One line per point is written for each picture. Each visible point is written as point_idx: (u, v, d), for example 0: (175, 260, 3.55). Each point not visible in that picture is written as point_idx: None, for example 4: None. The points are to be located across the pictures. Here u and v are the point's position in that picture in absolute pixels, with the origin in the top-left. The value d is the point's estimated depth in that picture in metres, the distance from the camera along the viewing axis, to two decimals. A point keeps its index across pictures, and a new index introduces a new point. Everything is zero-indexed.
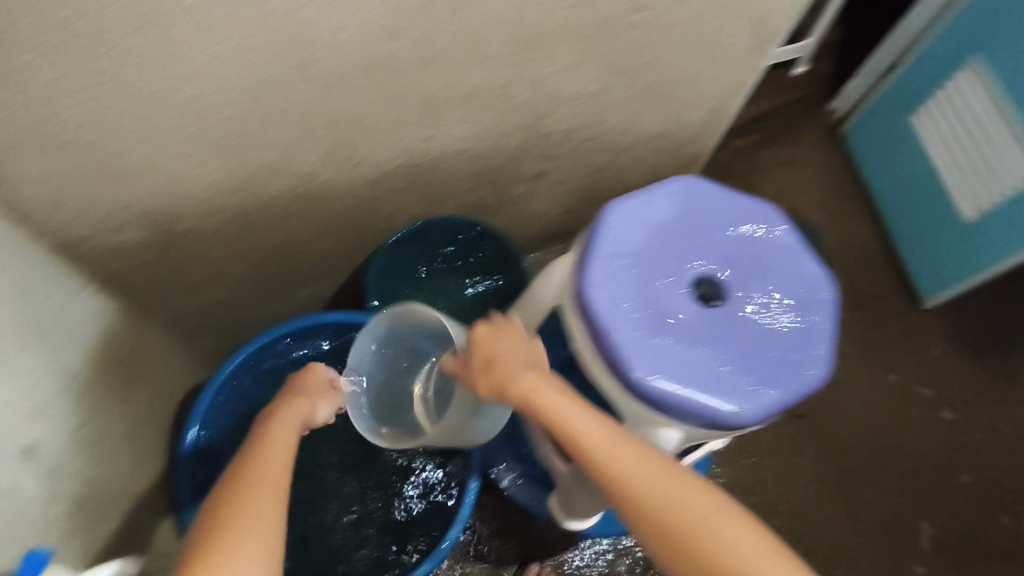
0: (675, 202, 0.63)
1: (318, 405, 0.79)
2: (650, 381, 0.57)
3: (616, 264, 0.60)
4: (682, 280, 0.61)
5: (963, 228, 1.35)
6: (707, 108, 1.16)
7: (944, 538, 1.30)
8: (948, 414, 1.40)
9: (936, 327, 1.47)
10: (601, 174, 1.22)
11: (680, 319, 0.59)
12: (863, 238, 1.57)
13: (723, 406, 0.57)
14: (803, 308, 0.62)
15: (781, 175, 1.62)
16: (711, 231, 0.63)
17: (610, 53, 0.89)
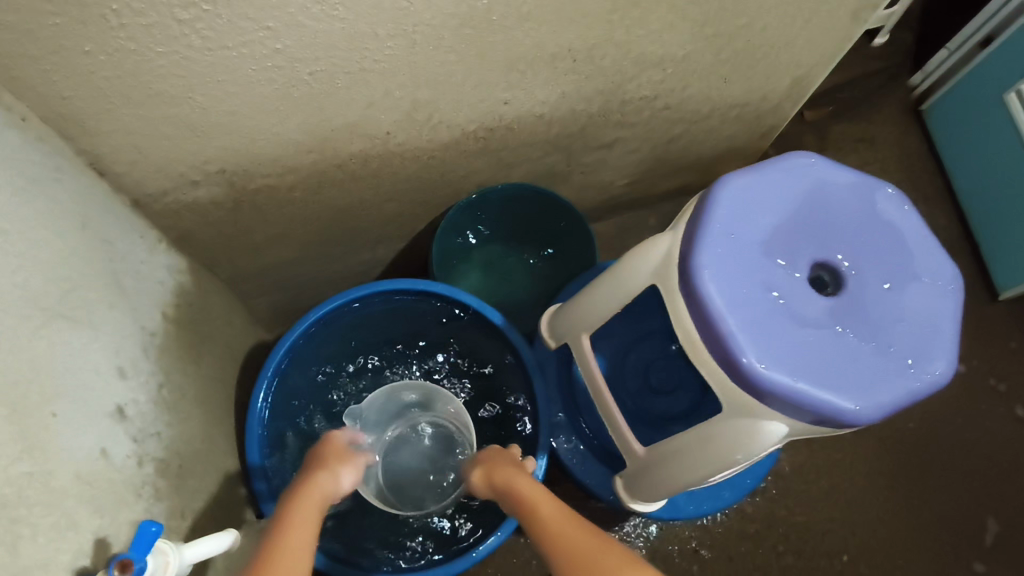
0: (792, 180, 0.59)
1: (343, 472, 0.77)
2: (762, 370, 0.52)
3: (728, 242, 0.56)
4: (799, 265, 0.56)
5: None
6: (794, 77, 1.09)
7: (1008, 537, 1.26)
8: (1021, 411, 1.34)
9: (1012, 320, 1.40)
10: (674, 144, 1.16)
11: (795, 306, 0.55)
12: (939, 222, 1.48)
13: (842, 401, 0.52)
14: (926, 301, 0.57)
15: (854, 152, 1.53)
16: (831, 213, 0.58)
17: (707, 14, 0.83)
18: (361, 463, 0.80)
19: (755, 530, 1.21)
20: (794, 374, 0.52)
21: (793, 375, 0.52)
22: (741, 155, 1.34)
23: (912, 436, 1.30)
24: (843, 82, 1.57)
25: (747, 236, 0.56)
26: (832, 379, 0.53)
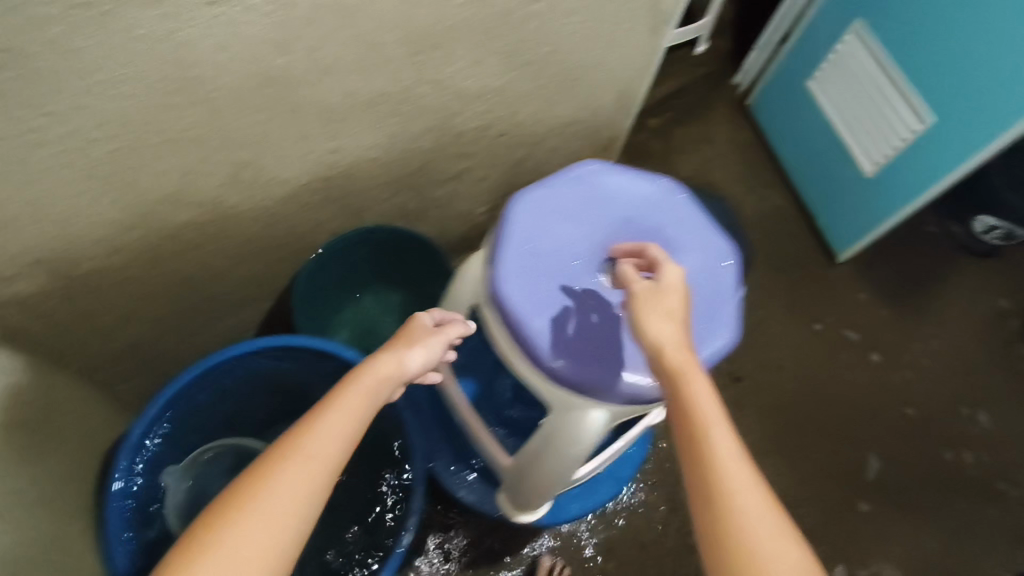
0: (580, 196, 0.71)
1: (409, 354, 0.69)
2: (566, 367, 0.63)
3: (529, 259, 0.67)
4: (592, 265, 0.69)
5: (866, 182, 1.44)
6: (616, 92, 1.18)
7: (885, 474, 1.40)
8: (876, 357, 1.51)
9: (851, 279, 1.58)
10: (522, 166, 1.23)
11: (594, 301, 0.67)
12: (778, 202, 1.65)
13: (640, 376, 0.64)
14: (702, 279, 0.70)
15: (696, 150, 1.68)
16: (619, 214, 0.71)
17: (513, 47, 0.89)
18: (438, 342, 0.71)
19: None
20: (593, 363, 0.64)
21: (590, 365, 0.64)
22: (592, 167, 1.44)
23: (780, 401, 1.44)
24: (676, 89, 1.72)
25: (545, 246, 0.68)
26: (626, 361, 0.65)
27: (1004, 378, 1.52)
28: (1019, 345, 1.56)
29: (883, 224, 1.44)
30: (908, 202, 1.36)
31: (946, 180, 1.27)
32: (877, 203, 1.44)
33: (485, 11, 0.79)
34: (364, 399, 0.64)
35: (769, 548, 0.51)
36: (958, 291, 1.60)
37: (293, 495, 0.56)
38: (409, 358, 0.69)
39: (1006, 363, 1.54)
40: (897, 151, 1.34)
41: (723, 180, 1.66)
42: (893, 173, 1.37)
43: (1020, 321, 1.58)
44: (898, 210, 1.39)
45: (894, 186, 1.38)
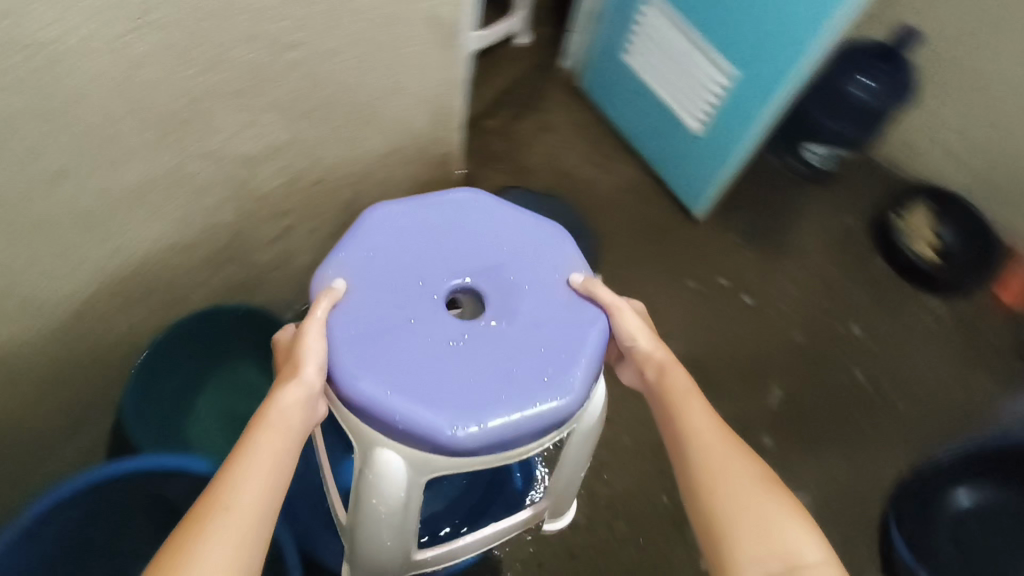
0: (439, 225, 0.87)
1: (302, 373, 0.71)
2: (360, 386, 0.73)
3: (370, 274, 0.81)
4: (437, 286, 0.82)
5: (698, 140, 1.49)
6: (429, 112, 1.16)
7: (784, 407, 1.46)
8: (749, 300, 1.57)
9: (711, 232, 1.64)
10: (355, 205, 1.19)
11: (416, 325, 0.78)
12: (629, 175, 1.68)
13: (425, 411, 0.72)
14: (540, 315, 0.81)
15: (541, 141, 1.69)
16: (472, 245, 0.86)
17: (287, 99, 0.84)
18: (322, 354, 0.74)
19: (583, 513, 1.27)
20: (403, 388, 0.73)
21: (394, 385, 0.73)
22: (436, 186, 1.41)
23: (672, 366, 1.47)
24: (508, 87, 1.74)
25: (385, 257, 0.83)
26: (438, 389, 0.74)
27: (863, 290, 1.62)
28: (870, 255, 1.67)
29: (726, 176, 1.48)
30: (742, 148, 1.40)
31: (767, 118, 1.31)
32: (711, 159, 1.49)
33: (232, 72, 0.74)
34: (281, 434, 0.65)
35: (742, 489, 0.65)
36: (806, 220, 1.69)
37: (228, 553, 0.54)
38: (309, 373, 0.72)
39: (863, 276, 1.64)
40: (716, 107, 1.39)
41: (573, 165, 1.68)
42: (722, 124, 1.40)
43: (866, 234, 1.69)
44: (731, 162, 1.45)
45: (725, 137, 1.42)
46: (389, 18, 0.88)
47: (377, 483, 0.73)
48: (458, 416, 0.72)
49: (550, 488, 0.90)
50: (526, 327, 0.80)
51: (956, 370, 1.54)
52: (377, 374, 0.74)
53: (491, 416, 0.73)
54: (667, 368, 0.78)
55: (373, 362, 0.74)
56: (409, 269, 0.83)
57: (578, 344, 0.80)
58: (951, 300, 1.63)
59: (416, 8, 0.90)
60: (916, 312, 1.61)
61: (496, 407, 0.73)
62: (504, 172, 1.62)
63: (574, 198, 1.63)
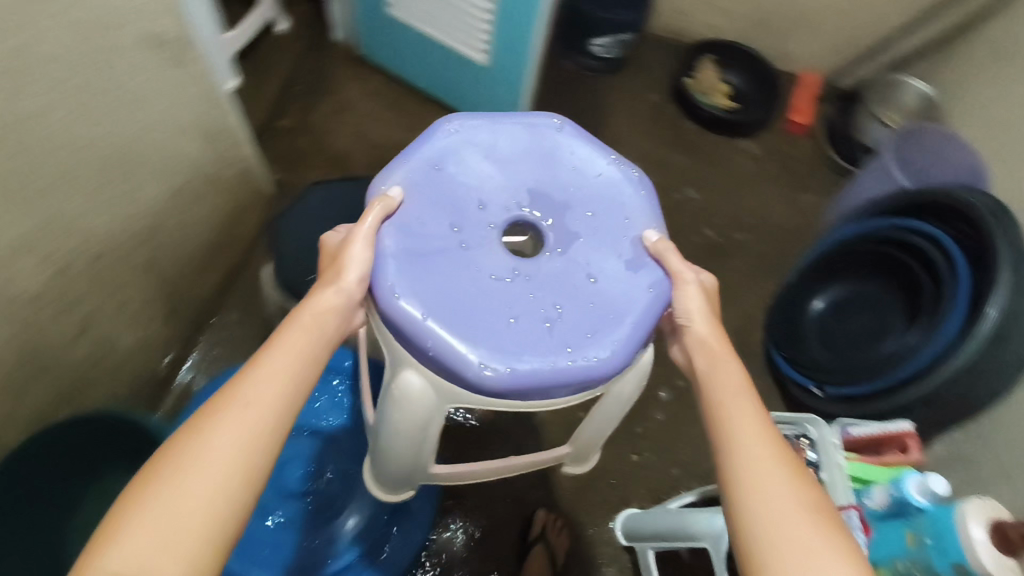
0: (530, 150, 0.95)
1: (344, 274, 0.78)
2: (400, 298, 0.79)
3: (440, 183, 0.89)
4: (492, 218, 0.88)
5: (487, 72, 1.48)
6: (205, 136, 1.07)
7: None
8: None
9: None
10: (162, 259, 1.09)
11: (466, 248, 0.85)
12: (440, 125, 1.66)
13: (458, 343, 0.78)
14: (594, 271, 0.88)
15: (342, 124, 1.62)
16: (533, 184, 0.93)
17: (12, 184, 0.74)
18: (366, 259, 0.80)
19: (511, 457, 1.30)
20: (449, 320, 0.79)
21: (434, 308, 0.80)
22: (249, 206, 1.32)
23: None
24: (289, 79, 1.64)
25: (452, 176, 0.91)
26: (481, 325, 0.80)
27: (685, 157, 1.73)
28: (682, 122, 1.78)
29: (525, 98, 1.49)
30: (527, 67, 1.41)
31: (536, 30, 1.32)
32: (506, 86, 1.49)
33: None
34: (308, 339, 0.70)
35: (769, 485, 0.62)
36: (617, 113, 1.77)
37: (234, 445, 0.57)
38: (348, 277, 0.78)
39: (681, 143, 1.74)
40: (489, 33, 1.38)
41: (383, 135, 1.63)
42: (501, 49, 1.40)
43: (673, 105, 1.80)
44: (524, 82, 1.45)
45: (509, 61, 1.42)
46: (101, 58, 0.79)
47: (399, 396, 0.80)
48: (493, 355, 0.79)
49: (576, 439, 0.97)
50: (569, 271, 0.87)
51: (783, 197, 1.69)
52: (422, 301, 0.80)
53: (526, 359, 0.80)
54: (704, 339, 0.80)
55: (419, 280, 0.81)
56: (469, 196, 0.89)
57: (634, 308, 0.86)
58: (760, 137, 1.78)
59: (132, 38, 0.82)
60: (735, 160, 1.74)
61: (536, 354, 0.80)
62: (316, 168, 1.54)
63: None
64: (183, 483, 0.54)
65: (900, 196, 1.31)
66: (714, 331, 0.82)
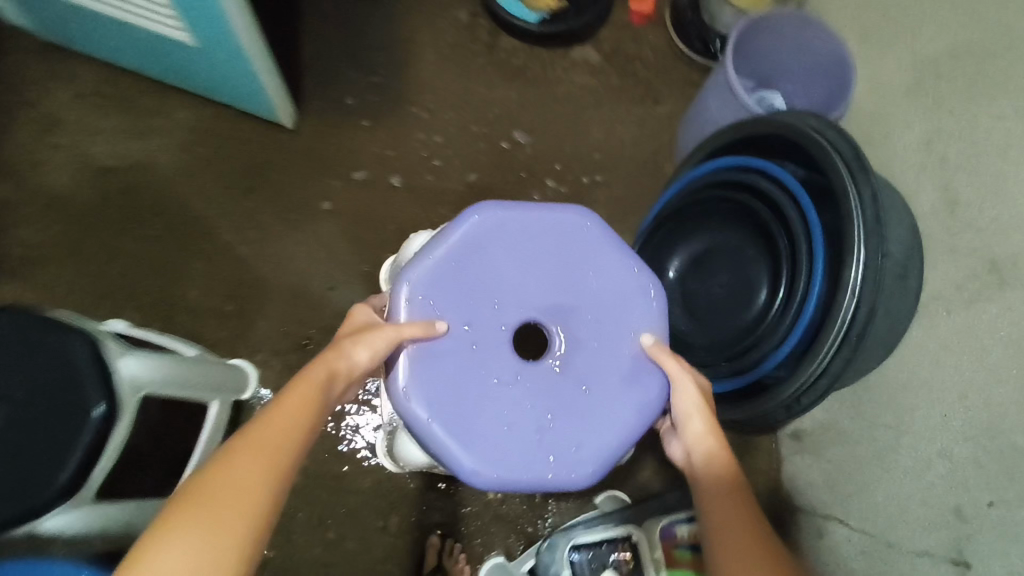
0: (552, 239, 0.85)
1: (356, 349, 0.73)
2: (411, 402, 0.77)
3: (464, 275, 0.81)
4: (506, 318, 0.82)
5: (197, 50, 1.09)
6: None
7: None
8: (398, 178, 1.31)
9: (316, 129, 1.31)
10: None
11: (477, 349, 0.80)
12: (185, 118, 1.28)
13: (456, 450, 0.77)
14: (596, 382, 0.83)
15: (53, 147, 1.23)
16: (554, 278, 0.84)
17: None
18: (383, 337, 0.75)
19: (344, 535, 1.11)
20: (449, 432, 0.77)
21: (439, 411, 0.78)
22: None
23: None
24: None
25: (475, 264, 0.82)
26: (481, 430, 0.78)
27: (509, 89, 1.38)
28: (498, 42, 1.41)
29: (262, 75, 1.12)
30: (242, 46, 1.03)
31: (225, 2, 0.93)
32: (231, 64, 1.10)
33: None
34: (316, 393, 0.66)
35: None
36: (417, 48, 1.39)
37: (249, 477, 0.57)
38: (361, 355, 0.73)
39: (500, 71, 1.40)
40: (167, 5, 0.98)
41: (112, 150, 1.25)
42: (197, 24, 1.01)
43: (483, 20, 1.42)
44: (249, 59, 1.07)
45: (214, 38, 1.03)
46: None
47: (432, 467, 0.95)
48: (488, 461, 0.78)
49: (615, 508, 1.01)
50: (566, 368, 0.82)
51: (634, 117, 1.39)
52: (429, 413, 0.77)
53: (513, 467, 0.78)
54: (695, 435, 0.77)
55: (433, 384, 0.78)
56: (487, 295, 0.82)
57: (628, 428, 0.82)
58: (597, 40, 1.43)
59: None
60: (571, 81, 1.40)
61: (523, 464, 0.78)
62: (30, 220, 1.19)
63: (137, 191, 1.23)
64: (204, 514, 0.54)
65: (734, 129, 1.03)
66: (707, 425, 0.77)
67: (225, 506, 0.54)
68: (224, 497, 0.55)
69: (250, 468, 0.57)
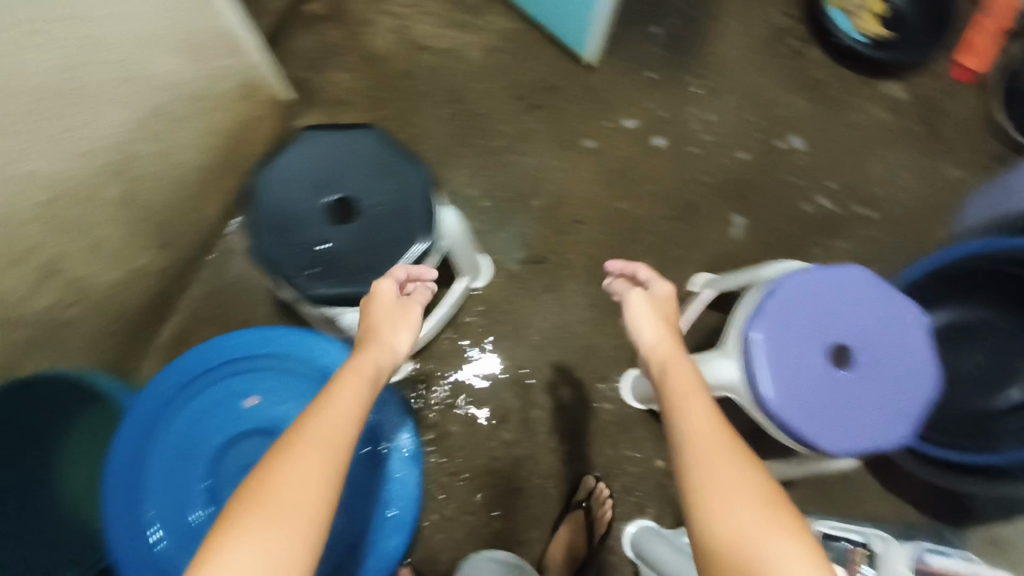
0: (895, 309, 0.85)
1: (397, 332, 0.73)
2: (756, 331, 0.82)
3: (827, 287, 0.85)
4: (842, 331, 0.83)
5: None
6: (195, 62, 0.90)
7: (736, 259, 1.27)
8: (662, 141, 1.33)
9: (610, 76, 1.34)
10: (145, 197, 0.95)
11: (814, 334, 0.83)
12: (500, 26, 1.35)
13: (767, 384, 0.80)
14: (880, 410, 0.81)
15: (385, 13, 1.35)
16: (887, 329, 0.84)
17: None
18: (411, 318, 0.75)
19: (518, 443, 1.16)
20: (769, 362, 0.81)
21: (772, 348, 0.81)
22: (258, 123, 1.14)
23: (596, 252, 1.26)
24: None
25: (842, 286, 0.85)
26: (789, 379, 0.81)
27: (802, 99, 1.35)
28: (805, 50, 1.38)
29: (603, 15, 1.17)
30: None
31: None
32: None
33: None
34: (355, 382, 0.63)
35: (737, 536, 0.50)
36: (721, 30, 1.40)
37: (320, 464, 0.52)
38: (395, 338, 0.72)
39: (799, 79, 1.37)
40: None
41: (429, 34, 1.35)
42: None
43: (798, 25, 1.40)
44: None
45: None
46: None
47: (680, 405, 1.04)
48: (781, 399, 0.80)
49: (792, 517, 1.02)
50: (861, 389, 0.82)
51: (920, 167, 1.33)
52: (765, 358, 0.81)
53: (790, 416, 0.80)
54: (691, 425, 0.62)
55: (775, 337, 0.82)
56: (836, 307, 0.84)
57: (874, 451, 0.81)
58: (906, 79, 1.37)
59: None
60: (864, 110, 1.35)
61: (799, 419, 0.80)
62: (349, 68, 1.31)
63: (438, 78, 1.32)
64: (272, 511, 0.48)
65: None
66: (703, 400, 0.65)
67: (292, 505, 0.49)
68: (290, 496, 0.49)
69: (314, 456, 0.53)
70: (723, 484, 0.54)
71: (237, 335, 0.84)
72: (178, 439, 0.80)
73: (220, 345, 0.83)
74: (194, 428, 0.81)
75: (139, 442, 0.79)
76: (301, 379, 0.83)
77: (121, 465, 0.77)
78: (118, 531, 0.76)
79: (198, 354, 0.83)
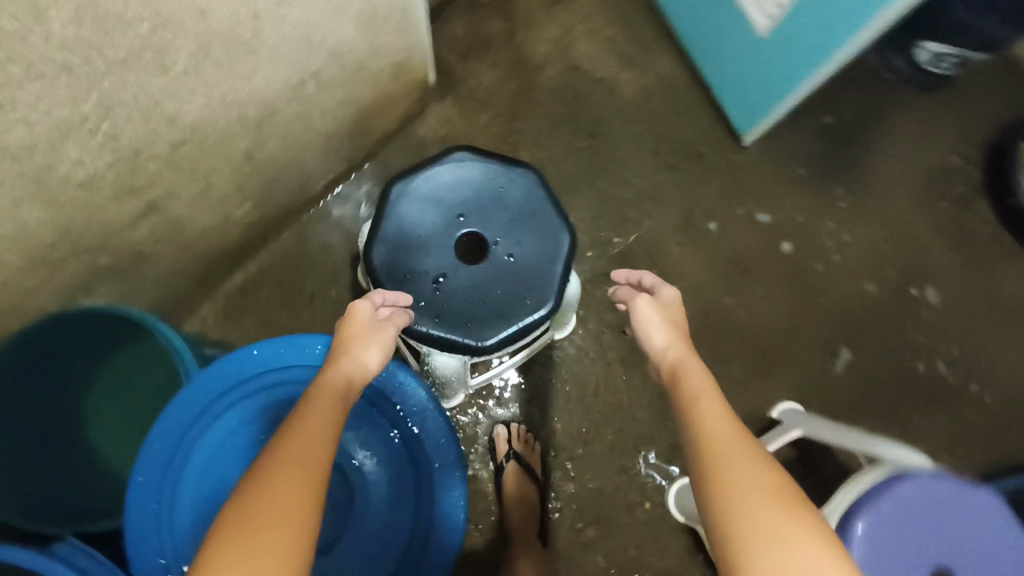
0: (1003, 547, 0.78)
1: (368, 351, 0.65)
2: (861, 527, 0.73)
3: (948, 504, 0.76)
4: (946, 555, 0.75)
5: (764, 44, 1.03)
6: (363, 32, 0.84)
7: (825, 395, 1.19)
8: (789, 246, 1.24)
9: (759, 161, 1.25)
10: (265, 154, 0.90)
11: (918, 550, 0.74)
12: (664, 71, 1.26)
13: None
14: None
15: (551, 20, 1.27)
16: (989, 566, 0.77)
17: (91, 74, 0.56)
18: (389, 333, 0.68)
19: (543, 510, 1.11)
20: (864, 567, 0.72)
21: (872, 552, 0.73)
22: (393, 99, 1.07)
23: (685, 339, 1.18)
24: None
25: (962, 507, 0.77)
26: None
27: (951, 251, 1.24)
28: (973, 200, 1.27)
29: (788, 104, 1.05)
30: (800, 79, 0.99)
31: (844, 49, 0.89)
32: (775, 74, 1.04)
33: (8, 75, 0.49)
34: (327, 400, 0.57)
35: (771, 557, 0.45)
36: (892, 149, 1.28)
37: (295, 484, 0.47)
38: (369, 351, 0.65)
39: (955, 228, 1.25)
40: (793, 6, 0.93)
41: (589, 56, 1.26)
42: (787, 31, 0.98)
43: (975, 170, 1.27)
44: (800, 87, 1.01)
45: (786, 51, 0.99)
46: None
47: None
48: None
49: None
50: None
51: None
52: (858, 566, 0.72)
53: None
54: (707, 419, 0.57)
55: (875, 542, 0.73)
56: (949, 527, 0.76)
57: None
58: None
59: None
60: (1012, 285, 1.24)
61: None
62: (497, 66, 1.23)
63: (583, 105, 1.24)
64: (252, 532, 0.43)
65: None
66: (720, 400, 0.60)
67: (272, 523, 0.44)
68: (270, 516, 0.44)
69: (285, 479, 0.47)
70: (740, 476, 0.51)
71: (315, 340, 0.75)
72: (227, 431, 0.75)
73: (295, 345, 0.75)
74: (245, 427, 0.75)
75: (189, 422, 0.73)
76: (372, 409, 0.79)
77: (168, 440, 0.72)
78: (137, 499, 0.70)
79: (272, 348, 0.75)
